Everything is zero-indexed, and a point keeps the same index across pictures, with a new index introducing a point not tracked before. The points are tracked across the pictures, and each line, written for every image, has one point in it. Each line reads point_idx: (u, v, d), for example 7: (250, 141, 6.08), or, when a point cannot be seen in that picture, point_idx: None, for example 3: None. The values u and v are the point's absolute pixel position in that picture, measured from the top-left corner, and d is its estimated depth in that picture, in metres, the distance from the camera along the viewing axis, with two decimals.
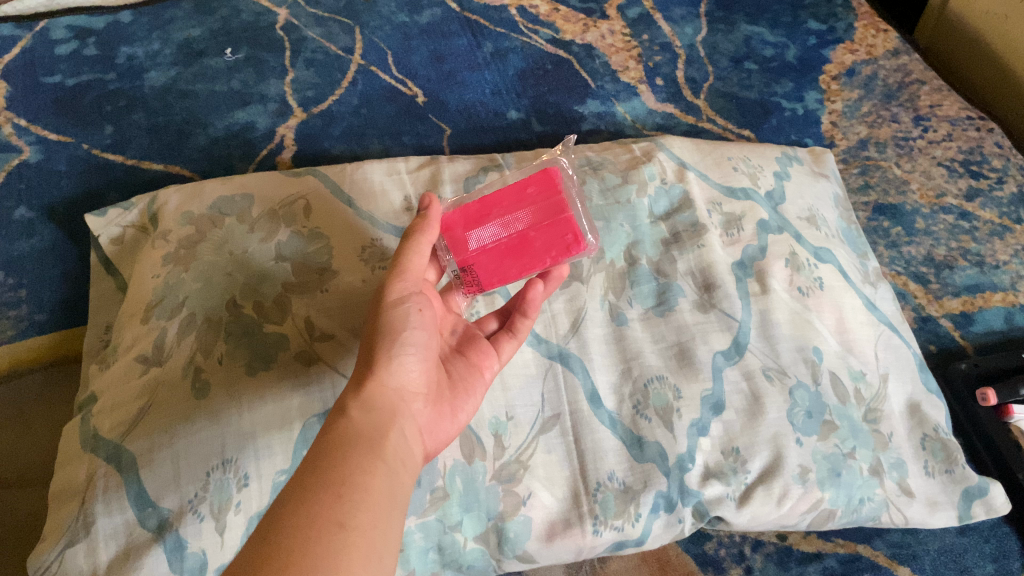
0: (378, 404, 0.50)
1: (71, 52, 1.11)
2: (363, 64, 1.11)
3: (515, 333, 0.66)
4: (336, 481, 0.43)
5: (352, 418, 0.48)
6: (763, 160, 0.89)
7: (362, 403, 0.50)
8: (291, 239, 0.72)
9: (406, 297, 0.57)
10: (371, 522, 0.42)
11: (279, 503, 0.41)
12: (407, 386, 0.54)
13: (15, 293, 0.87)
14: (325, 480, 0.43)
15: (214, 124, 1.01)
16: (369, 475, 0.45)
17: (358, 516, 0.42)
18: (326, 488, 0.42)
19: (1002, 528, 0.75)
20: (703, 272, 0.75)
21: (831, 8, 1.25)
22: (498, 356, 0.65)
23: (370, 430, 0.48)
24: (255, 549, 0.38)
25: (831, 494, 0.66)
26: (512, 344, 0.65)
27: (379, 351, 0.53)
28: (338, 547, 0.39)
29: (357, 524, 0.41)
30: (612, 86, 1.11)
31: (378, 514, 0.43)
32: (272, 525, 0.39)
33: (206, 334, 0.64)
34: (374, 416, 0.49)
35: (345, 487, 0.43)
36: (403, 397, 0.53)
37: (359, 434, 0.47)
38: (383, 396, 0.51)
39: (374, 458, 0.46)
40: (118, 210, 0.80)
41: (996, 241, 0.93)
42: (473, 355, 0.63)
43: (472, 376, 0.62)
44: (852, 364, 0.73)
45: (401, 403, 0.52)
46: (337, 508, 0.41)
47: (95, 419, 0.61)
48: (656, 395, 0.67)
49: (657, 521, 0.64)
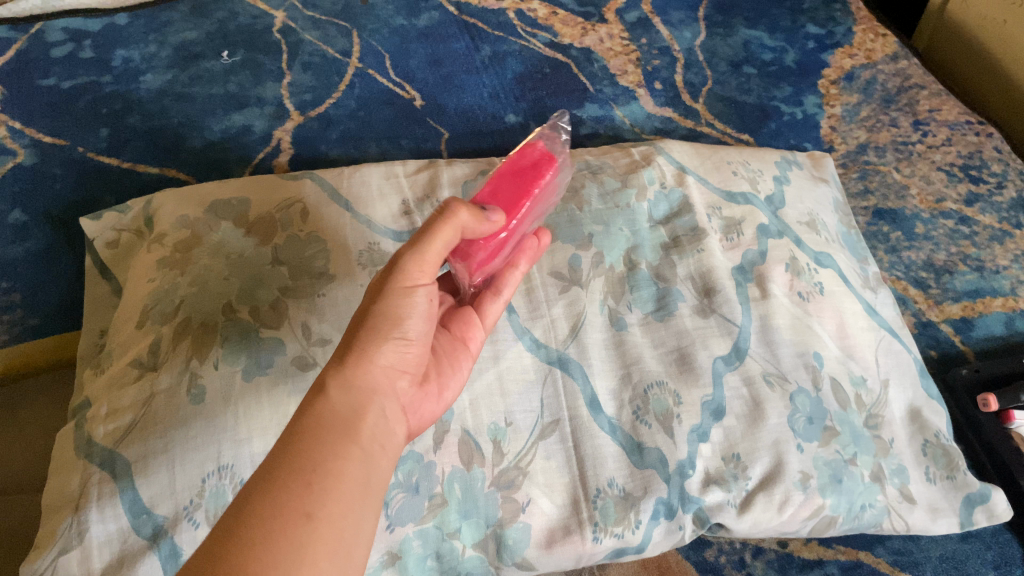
0: (361, 384, 0.49)
1: (67, 55, 1.10)
2: (360, 67, 1.11)
3: (500, 292, 0.65)
4: (306, 468, 0.43)
5: (330, 397, 0.47)
6: (762, 164, 0.89)
7: (343, 381, 0.49)
8: (289, 243, 0.71)
9: (420, 287, 0.54)
10: (341, 512, 0.42)
11: (247, 488, 0.41)
12: (395, 366, 0.53)
13: (9, 297, 0.87)
14: (293, 465, 0.43)
15: (211, 127, 1.01)
16: (342, 461, 0.44)
17: (327, 506, 0.42)
18: (294, 476, 0.42)
19: (1004, 534, 0.74)
20: (703, 277, 0.75)
21: (829, 13, 1.25)
22: (482, 323, 0.65)
23: (347, 410, 0.47)
24: (217, 535, 0.39)
25: (832, 500, 0.65)
26: (496, 304, 0.65)
27: (373, 333, 0.51)
28: (304, 539, 0.40)
29: (326, 514, 0.41)
30: (610, 90, 1.11)
31: (348, 504, 0.43)
32: (239, 513, 0.40)
33: (201, 338, 0.63)
34: (354, 397, 0.48)
35: (315, 475, 0.42)
36: (389, 376, 0.52)
37: (336, 415, 0.47)
38: (368, 376, 0.50)
39: (348, 441, 0.46)
40: (114, 214, 0.79)
41: (996, 246, 0.93)
42: (456, 326, 0.63)
43: (456, 350, 0.62)
44: (852, 370, 0.72)
45: (387, 386, 0.51)
46: (306, 497, 0.41)
47: (88, 425, 0.60)
48: (656, 401, 0.67)
49: (657, 527, 0.63)
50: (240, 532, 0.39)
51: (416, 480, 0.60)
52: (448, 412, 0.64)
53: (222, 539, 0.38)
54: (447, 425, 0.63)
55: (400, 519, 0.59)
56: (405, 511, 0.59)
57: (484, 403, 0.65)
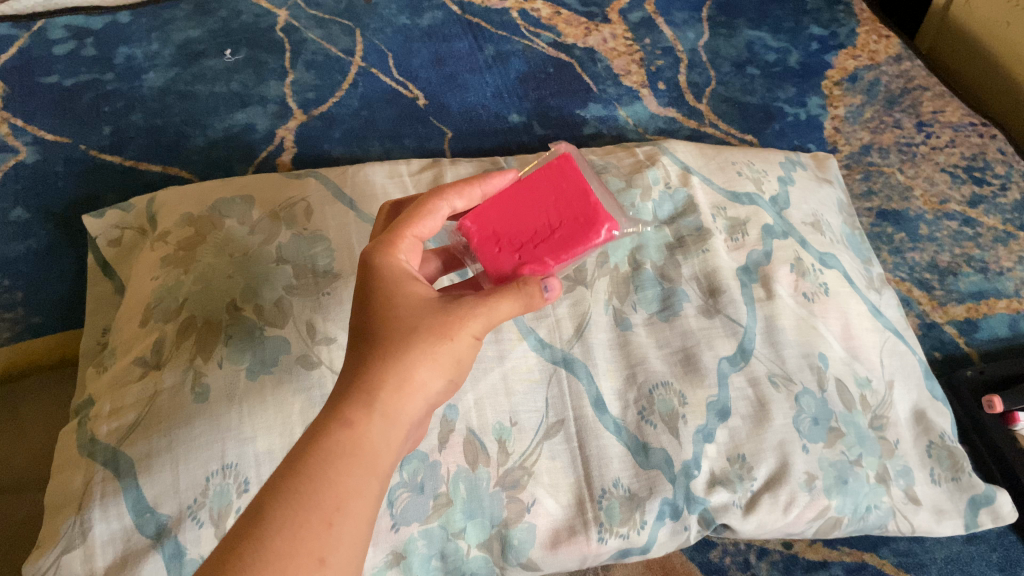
0: (402, 419, 0.48)
1: (69, 52, 1.10)
2: (363, 66, 1.10)
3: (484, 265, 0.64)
4: (329, 506, 0.42)
5: (373, 424, 0.46)
6: (766, 165, 0.89)
7: (390, 417, 0.47)
8: (293, 242, 0.71)
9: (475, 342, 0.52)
10: (349, 556, 0.42)
11: (269, 512, 0.41)
12: (429, 405, 0.51)
13: (11, 294, 0.86)
14: (317, 501, 0.42)
15: (214, 126, 1.01)
16: (363, 500, 0.44)
17: (339, 551, 0.41)
18: (316, 514, 0.41)
19: (1008, 537, 0.74)
20: (708, 277, 0.75)
21: (832, 14, 1.25)
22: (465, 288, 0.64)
23: (382, 444, 0.46)
24: (230, 559, 0.39)
25: (838, 502, 0.65)
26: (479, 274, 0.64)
27: (423, 366, 0.49)
28: None
29: (335, 562, 0.41)
30: (614, 90, 1.10)
31: (358, 551, 0.43)
32: (254, 545, 0.39)
33: (205, 336, 0.63)
34: (393, 429, 0.47)
35: (337, 516, 0.42)
36: (424, 416, 0.51)
37: (371, 448, 0.46)
38: (411, 410, 0.49)
39: (373, 477, 0.45)
40: (118, 212, 0.79)
41: (1000, 248, 0.93)
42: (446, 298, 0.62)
43: None
44: (857, 371, 0.72)
45: (417, 421, 0.50)
46: (323, 538, 0.41)
47: (92, 422, 0.60)
48: (661, 401, 0.67)
49: (662, 528, 0.63)
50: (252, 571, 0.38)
51: (421, 480, 0.60)
52: (453, 412, 0.63)
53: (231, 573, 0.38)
54: (452, 424, 0.63)
55: (403, 519, 0.58)
56: (409, 511, 0.59)
57: (489, 403, 0.65)
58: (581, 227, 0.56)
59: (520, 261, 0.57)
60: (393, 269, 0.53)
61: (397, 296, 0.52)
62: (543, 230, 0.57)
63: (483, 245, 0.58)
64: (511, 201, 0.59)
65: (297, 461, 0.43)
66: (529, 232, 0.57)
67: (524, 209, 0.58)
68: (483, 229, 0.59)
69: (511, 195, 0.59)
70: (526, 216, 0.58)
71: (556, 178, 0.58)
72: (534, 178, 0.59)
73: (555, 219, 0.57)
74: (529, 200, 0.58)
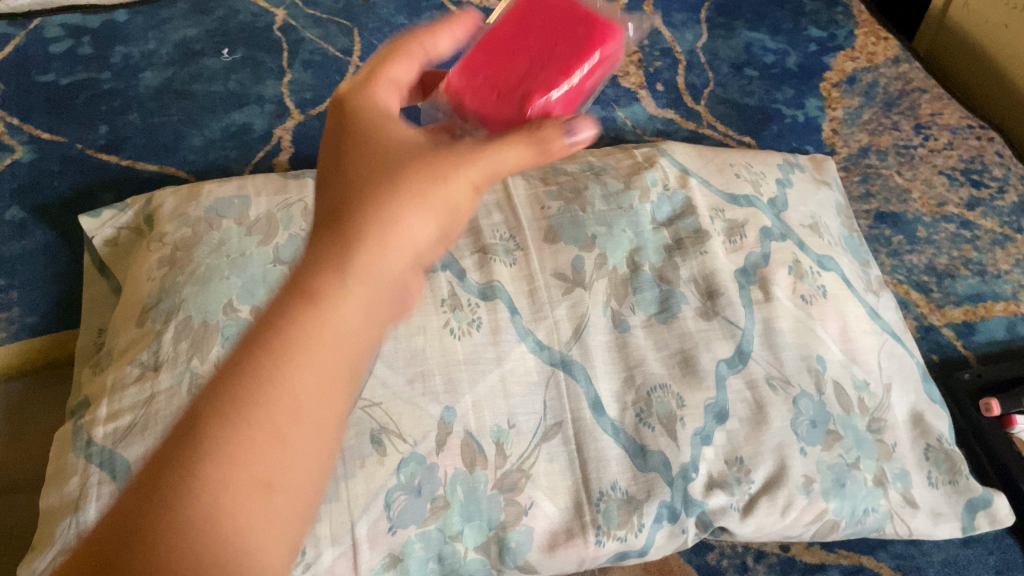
0: (376, 298, 0.42)
1: (65, 51, 1.10)
2: (361, 66, 1.10)
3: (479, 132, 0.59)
4: (279, 415, 0.36)
5: (339, 308, 0.40)
6: (764, 167, 0.89)
7: (368, 288, 0.42)
8: (290, 243, 0.71)
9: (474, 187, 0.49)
10: (309, 465, 0.36)
11: (207, 425, 0.35)
12: (407, 281, 0.45)
13: (6, 295, 0.85)
14: (262, 410, 0.35)
15: (211, 125, 1.00)
16: (324, 401, 0.37)
17: (295, 465, 0.36)
18: (262, 425, 0.35)
19: (1005, 539, 0.74)
20: (706, 279, 0.75)
21: (831, 16, 1.25)
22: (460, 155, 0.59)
23: (352, 331, 0.40)
24: (165, 481, 0.33)
25: (835, 505, 0.65)
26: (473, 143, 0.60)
27: (396, 243, 0.44)
28: (259, 510, 0.34)
29: (289, 478, 0.35)
30: (613, 91, 1.10)
31: (321, 460, 0.37)
32: (191, 466, 0.34)
33: (202, 336, 0.62)
34: (363, 310, 0.41)
35: (289, 426, 0.36)
36: (408, 283, 0.46)
37: (333, 338, 0.39)
38: (386, 291, 0.43)
39: (337, 377, 0.39)
40: (112, 211, 0.78)
41: (998, 250, 0.93)
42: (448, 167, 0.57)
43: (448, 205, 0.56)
44: (855, 374, 0.72)
45: (395, 299, 0.44)
46: (272, 450, 0.35)
47: (88, 424, 0.59)
48: (659, 404, 0.67)
49: (660, 531, 0.63)
50: (191, 494, 0.33)
51: (418, 482, 0.60)
52: (450, 414, 0.63)
53: (168, 499, 0.33)
54: (450, 427, 0.63)
55: (400, 522, 0.58)
56: (406, 513, 0.59)
57: (487, 405, 0.65)
58: (577, 45, 0.57)
59: (526, 92, 0.56)
60: (372, 139, 0.48)
61: (376, 169, 0.46)
62: (540, 57, 0.57)
63: (483, 91, 0.57)
64: (495, 43, 0.58)
65: (251, 353, 0.37)
66: (525, 65, 0.57)
67: (511, 46, 0.58)
68: (477, 78, 0.58)
69: (495, 35, 0.59)
70: (516, 52, 0.58)
71: (534, 5, 0.59)
72: (511, 13, 0.59)
73: (549, 43, 0.57)
74: (516, 36, 0.58)
